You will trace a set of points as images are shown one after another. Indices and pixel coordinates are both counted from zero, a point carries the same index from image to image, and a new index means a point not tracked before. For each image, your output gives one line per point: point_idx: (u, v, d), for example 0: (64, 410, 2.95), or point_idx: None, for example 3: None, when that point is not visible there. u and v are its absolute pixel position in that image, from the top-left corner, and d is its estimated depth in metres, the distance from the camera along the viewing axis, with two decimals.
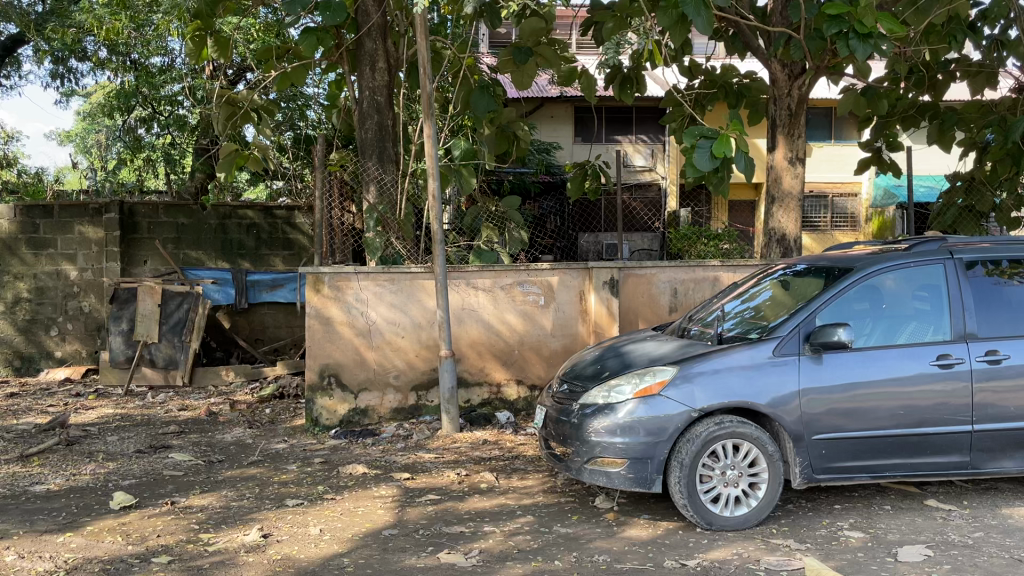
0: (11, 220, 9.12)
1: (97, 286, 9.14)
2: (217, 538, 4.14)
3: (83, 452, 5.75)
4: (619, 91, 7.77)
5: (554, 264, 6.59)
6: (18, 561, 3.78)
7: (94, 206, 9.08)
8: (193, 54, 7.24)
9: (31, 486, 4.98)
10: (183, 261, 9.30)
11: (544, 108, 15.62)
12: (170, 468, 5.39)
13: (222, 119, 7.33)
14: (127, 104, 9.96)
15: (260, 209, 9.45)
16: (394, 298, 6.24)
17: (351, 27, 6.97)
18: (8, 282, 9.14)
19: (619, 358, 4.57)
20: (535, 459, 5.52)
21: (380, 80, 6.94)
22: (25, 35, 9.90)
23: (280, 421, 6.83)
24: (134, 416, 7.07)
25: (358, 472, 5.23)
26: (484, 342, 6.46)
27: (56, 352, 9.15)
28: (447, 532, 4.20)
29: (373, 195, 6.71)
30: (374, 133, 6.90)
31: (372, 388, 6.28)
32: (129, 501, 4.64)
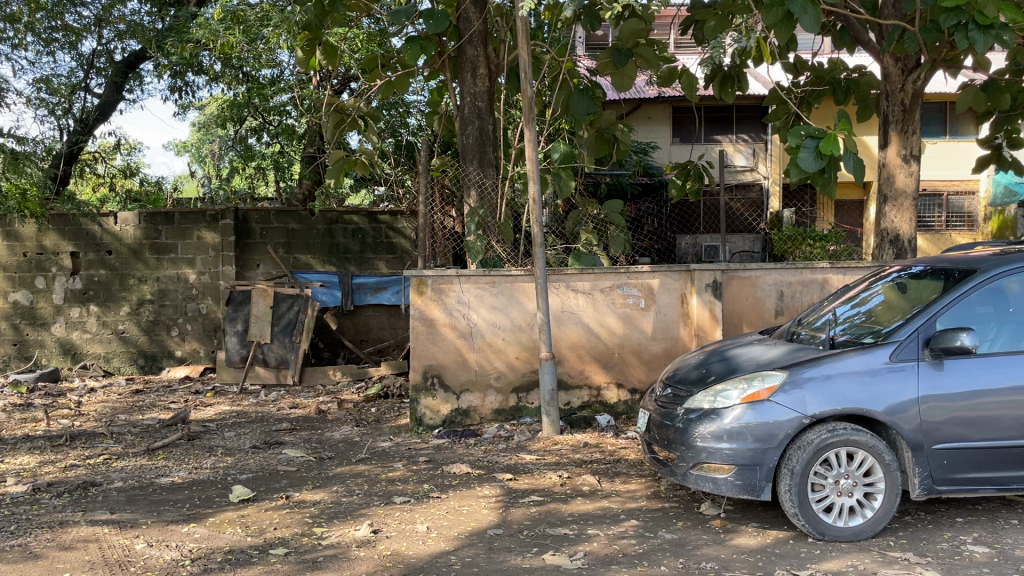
0: (136, 226, 9.63)
1: (213, 289, 9.60)
2: (330, 532, 4.29)
3: (204, 447, 6.05)
4: (719, 90, 7.60)
5: (655, 267, 6.53)
6: (148, 549, 4.00)
7: (212, 213, 9.55)
8: (303, 63, 7.53)
9: (158, 478, 5.27)
10: (293, 265, 9.64)
11: (641, 108, 15.46)
12: (285, 463, 5.61)
13: (331, 125, 7.59)
14: (239, 114, 10.42)
15: (365, 214, 9.67)
16: (495, 300, 6.31)
17: (453, 34, 7.06)
18: (133, 286, 9.66)
19: (726, 362, 4.48)
20: (639, 463, 5.48)
21: (482, 86, 7.02)
22: (146, 51, 10.51)
23: (385, 420, 7.00)
24: (248, 413, 7.39)
25: (462, 472, 5.31)
26: (584, 345, 6.45)
27: (177, 351, 9.66)
28: (552, 533, 4.22)
29: (474, 199, 6.81)
30: (475, 138, 7.00)
31: (474, 388, 6.37)
32: (248, 494, 4.86)
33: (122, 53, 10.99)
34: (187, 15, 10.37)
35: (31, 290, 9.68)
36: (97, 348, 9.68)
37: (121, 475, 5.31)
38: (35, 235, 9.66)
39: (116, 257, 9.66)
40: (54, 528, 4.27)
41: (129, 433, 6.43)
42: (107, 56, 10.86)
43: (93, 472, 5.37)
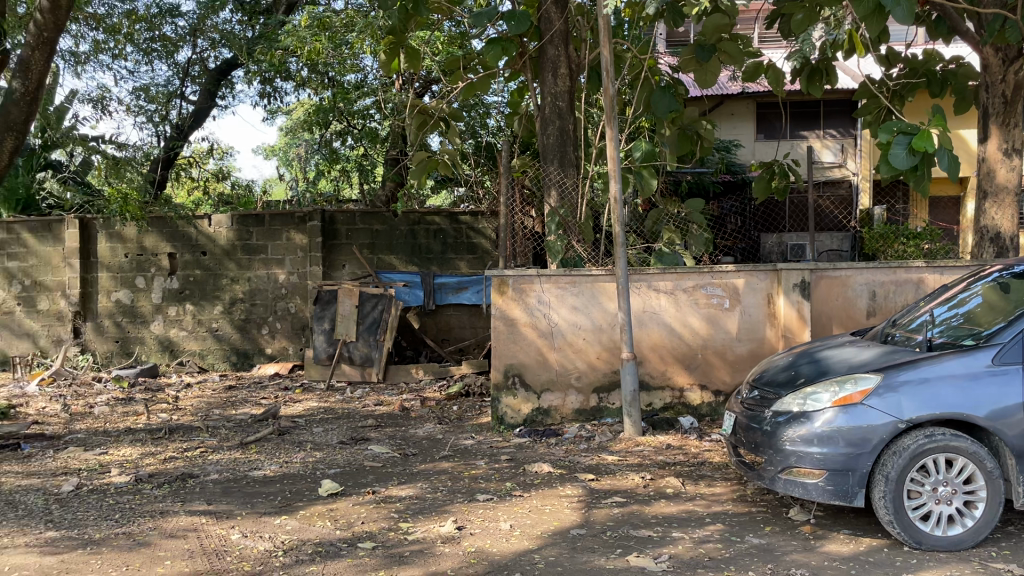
0: (229, 228, 9.99)
1: (301, 289, 9.90)
2: (416, 528, 4.36)
3: (293, 442, 6.24)
4: (806, 83, 7.41)
5: (739, 267, 6.41)
6: (243, 540, 4.15)
7: (299, 215, 9.83)
8: (386, 67, 7.65)
9: (251, 471, 5.46)
10: (377, 266, 9.83)
11: (724, 105, 15.22)
12: (371, 459, 5.73)
13: (414, 127, 7.76)
14: (324, 119, 10.71)
15: (446, 215, 9.79)
16: (576, 300, 6.30)
17: (534, 35, 7.04)
18: (226, 286, 10.02)
19: (816, 364, 4.37)
20: (723, 466, 5.39)
21: (563, 86, 6.96)
22: (238, 59, 10.94)
23: (467, 418, 7.08)
24: (336, 409, 7.59)
25: (544, 471, 5.32)
26: (667, 345, 6.39)
27: (267, 348, 10.00)
28: (636, 535, 4.20)
29: (554, 199, 6.80)
30: (556, 138, 6.95)
31: (555, 388, 6.37)
32: (337, 489, 4.99)
33: (215, 61, 11.41)
34: (275, 23, 10.67)
35: (131, 288, 10.13)
36: (192, 345, 10.07)
37: (216, 467, 5.52)
38: (136, 235, 10.11)
39: (210, 257, 10.04)
40: (155, 517, 4.48)
41: (223, 428, 6.68)
42: (200, 64, 11.32)
43: (191, 464, 5.60)
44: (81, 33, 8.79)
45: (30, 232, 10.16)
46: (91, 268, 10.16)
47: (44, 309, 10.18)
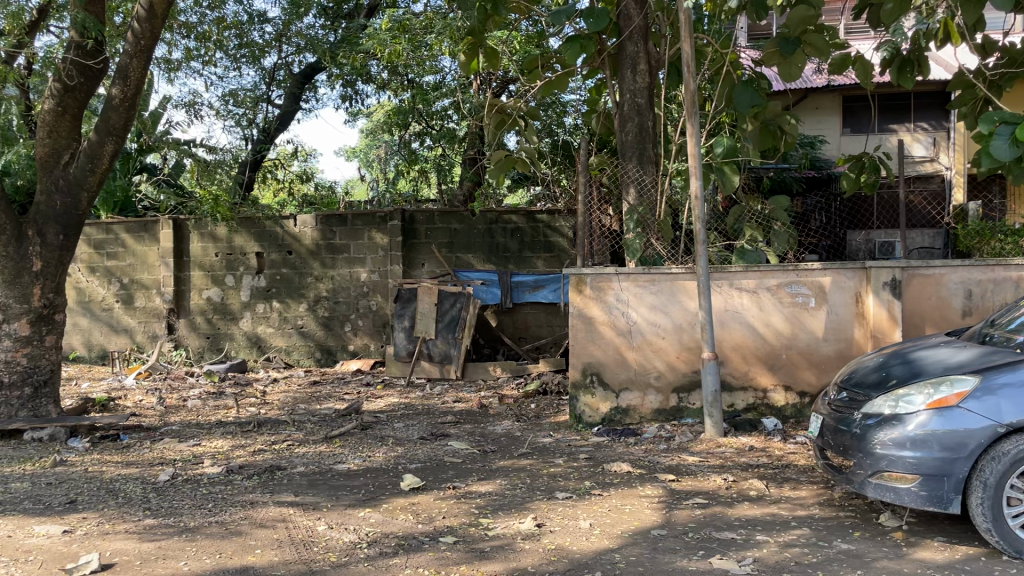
0: (313, 228, 10.25)
1: (382, 287, 10.09)
2: (496, 524, 4.39)
3: (376, 437, 6.37)
4: (896, 75, 7.10)
5: (826, 264, 6.23)
6: (329, 531, 4.26)
7: (381, 215, 10.03)
8: (465, 67, 7.70)
9: (336, 464, 5.60)
10: (456, 264, 9.92)
11: (808, 99, 14.78)
12: (451, 455, 5.81)
13: (493, 126, 7.81)
14: (404, 121, 10.91)
15: (524, 214, 9.81)
16: (655, 299, 6.22)
17: (613, 32, 7.00)
18: (310, 284, 10.30)
19: (909, 365, 4.21)
20: (809, 469, 5.25)
21: (642, 82, 6.90)
22: (322, 63, 11.25)
23: (546, 415, 7.10)
24: (416, 405, 7.71)
25: (623, 471, 5.29)
26: (749, 346, 6.26)
27: (350, 345, 10.23)
28: (719, 537, 4.13)
29: (633, 196, 6.73)
30: (635, 135, 6.89)
31: (634, 387, 6.32)
32: (418, 483, 5.07)
33: (300, 66, 11.80)
34: (357, 26, 10.89)
35: (221, 286, 10.49)
36: (279, 342, 10.38)
37: (303, 460, 5.68)
38: (226, 235, 10.48)
39: (296, 256, 10.32)
40: (247, 507, 4.63)
41: (309, 422, 6.87)
42: (285, 69, 11.71)
43: (279, 457, 5.77)
44: (174, 41, 9.15)
45: (128, 233, 10.65)
46: (184, 267, 10.57)
47: (140, 306, 10.65)
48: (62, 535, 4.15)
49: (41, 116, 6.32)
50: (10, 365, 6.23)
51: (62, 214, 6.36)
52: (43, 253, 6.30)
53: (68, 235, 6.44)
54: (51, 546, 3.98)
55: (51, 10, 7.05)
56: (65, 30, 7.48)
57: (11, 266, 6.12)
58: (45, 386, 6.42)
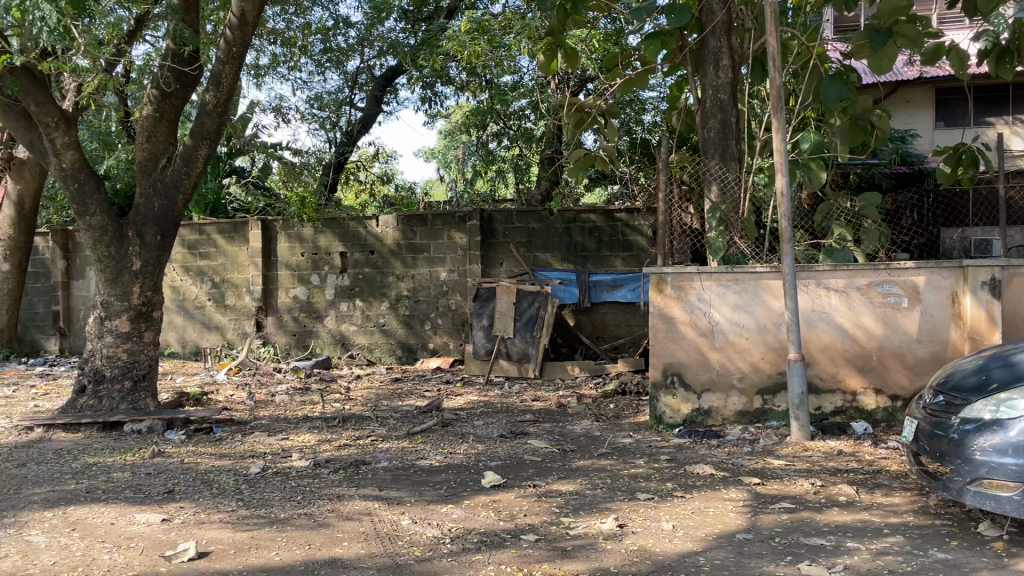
0: (395, 228, 10.43)
1: (462, 286, 10.21)
2: (577, 523, 4.39)
3: (456, 434, 6.44)
4: (994, 66, 6.79)
5: (920, 263, 6.00)
6: (413, 525, 4.34)
7: (460, 215, 10.14)
8: (544, 68, 7.70)
9: (418, 460, 5.69)
10: (533, 263, 9.95)
11: (899, 92, 14.31)
12: (530, 453, 5.83)
13: (572, 125, 7.79)
14: (482, 121, 11.00)
15: (602, 212, 9.75)
16: (738, 298, 6.10)
17: (695, 27, 6.87)
18: (392, 283, 10.48)
19: (1011, 368, 4.02)
20: (902, 475, 5.07)
21: (725, 78, 6.74)
22: (402, 66, 11.44)
23: (625, 415, 7.06)
24: (495, 403, 7.78)
25: (705, 473, 5.21)
26: (838, 347, 6.09)
27: (430, 343, 10.38)
28: (808, 543, 4.03)
29: (715, 194, 6.63)
30: (717, 131, 6.76)
31: (716, 388, 6.21)
32: (499, 480, 5.11)
33: (381, 69, 12.08)
34: (437, 29, 11.04)
35: (307, 286, 10.77)
36: (361, 340, 10.59)
37: (386, 455, 5.79)
38: (312, 235, 10.74)
39: (378, 256, 10.52)
40: (334, 500, 4.75)
41: (392, 418, 7.01)
42: (367, 72, 12.00)
43: (363, 451, 5.90)
44: (262, 47, 9.45)
45: (219, 234, 11.04)
46: (271, 266, 10.88)
47: (229, 304, 11.04)
48: (161, 523, 4.33)
49: (141, 122, 6.61)
50: (112, 360, 6.56)
51: (160, 215, 6.64)
52: (142, 253, 6.58)
53: (165, 236, 6.71)
54: (151, 534, 4.16)
55: (149, 21, 7.38)
56: (161, 40, 7.81)
57: (112, 266, 6.47)
58: (144, 380, 6.71)
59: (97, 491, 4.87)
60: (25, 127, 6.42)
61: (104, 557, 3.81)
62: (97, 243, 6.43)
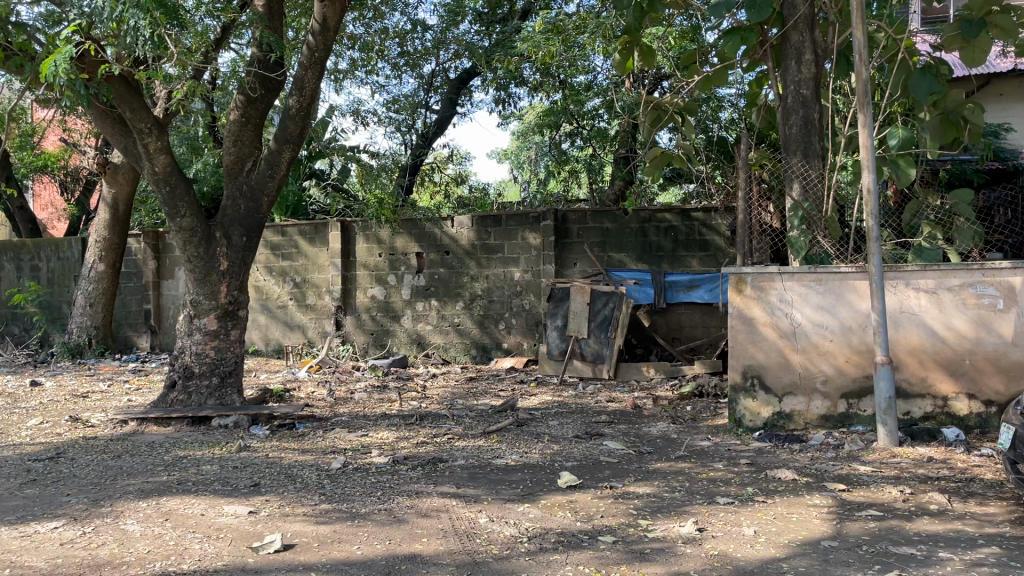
0: (470, 229, 10.53)
1: (535, 286, 10.24)
2: (656, 526, 4.34)
3: (532, 433, 6.46)
4: None
5: (1017, 263, 5.73)
6: (491, 524, 4.36)
7: (534, 215, 10.18)
8: (620, 67, 7.63)
9: (494, 459, 5.72)
10: (607, 263, 9.90)
11: (991, 85, 13.69)
12: (607, 454, 5.80)
13: (648, 124, 7.70)
14: (556, 121, 11.03)
15: (678, 211, 9.63)
16: (821, 299, 5.94)
17: (776, 22, 6.70)
18: (466, 283, 10.58)
19: None
20: (998, 484, 4.85)
21: (807, 73, 6.54)
22: (477, 67, 11.54)
23: (703, 418, 6.95)
24: (570, 404, 7.77)
25: (788, 478, 5.09)
26: (928, 350, 5.86)
27: (504, 343, 10.43)
28: (897, 552, 3.89)
29: (797, 193, 6.47)
30: (800, 128, 6.55)
31: (798, 392, 6.06)
32: (575, 481, 5.09)
33: (456, 71, 12.23)
34: (511, 30, 11.11)
35: (384, 286, 10.95)
36: (437, 339, 10.72)
37: (463, 454, 5.83)
38: (389, 237, 10.92)
39: (453, 256, 10.63)
40: (412, 497, 4.82)
41: (468, 417, 7.07)
42: (443, 75, 12.17)
43: (440, 449, 5.96)
44: (340, 52, 9.67)
45: (301, 235, 11.32)
46: (350, 267, 11.10)
47: (309, 304, 11.31)
48: (248, 515, 4.46)
49: (228, 127, 6.83)
50: (201, 356, 6.80)
51: (245, 217, 6.87)
52: (229, 253, 6.80)
53: (250, 237, 6.94)
54: (239, 525, 4.29)
55: (235, 29, 7.63)
56: (245, 47, 8.08)
57: (201, 266, 6.71)
58: (230, 377, 6.93)
59: (187, 483, 5.06)
60: (120, 132, 6.69)
61: (196, 547, 3.96)
62: (187, 244, 6.67)
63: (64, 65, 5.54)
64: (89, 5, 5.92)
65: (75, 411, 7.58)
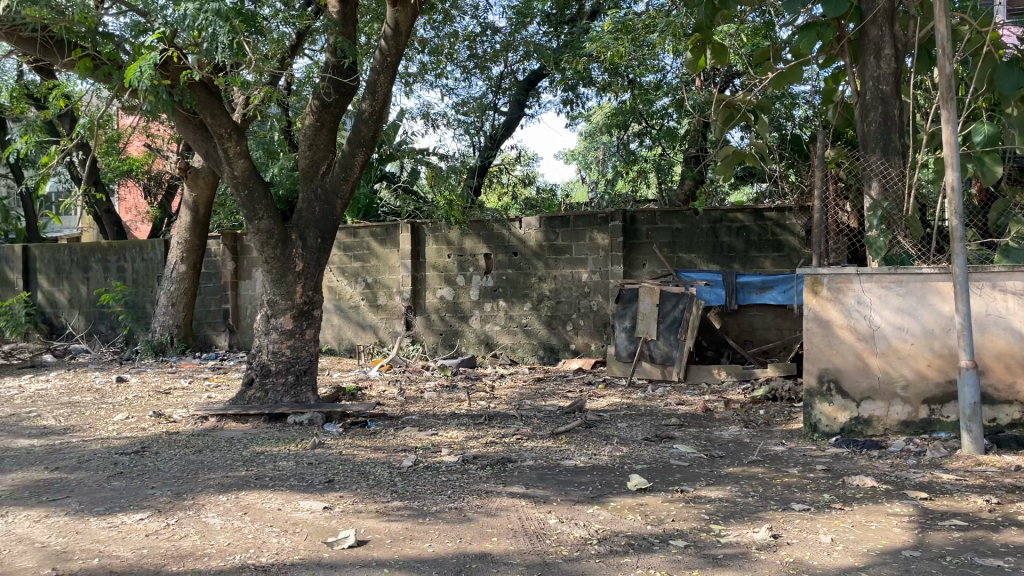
0: (538, 230, 10.55)
1: (603, 287, 10.20)
2: (729, 531, 4.27)
3: (601, 435, 6.43)
4: None
5: None
6: (560, 525, 4.35)
7: (602, 215, 10.17)
8: (692, 65, 7.53)
9: (563, 460, 5.71)
10: (677, 265, 9.80)
11: None
12: (677, 458, 5.73)
13: (720, 122, 7.59)
14: (625, 121, 10.97)
15: (751, 211, 9.45)
16: (902, 302, 5.75)
17: (855, 16, 6.53)
18: (535, 284, 10.60)
19: None
20: None
21: (887, 68, 6.34)
22: (546, 69, 11.56)
23: (776, 423, 6.81)
24: (639, 406, 7.71)
25: (867, 485, 4.94)
26: (1016, 355, 5.60)
27: (572, 343, 10.41)
28: (983, 564, 3.74)
29: (875, 191, 6.30)
30: (879, 125, 6.36)
31: (877, 397, 5.88)
32: (645, 484, 5.05)
33: (524, 73, 12.27)
34: (580, 31, 11.09)
35: (453, 286, 11.06)
36: (505, 340, 10.77)
37: (532, 454, 5.85)
38: (458, 238, 11.02)
39: (521, 257, 10.67)
40: (481, 496, 4.85)
41: (536, 418, 7.08)
42: (511, 76, 12.22)
43: (509, 449, 5.98)
44: (411, 56, 9.79)
45: (372, 237, 11.51)
46: (420, 267, 11.24)
47: (380, 304, 11.49)
48: (323, 511, 4.56)
49: (303, 132, 6.99)
50: (278, 355, 6.98)
51: (320, 220, 7.01)
52: (304, 254, 6.96)
53: (325, 239, 7.08)
54: (314, 520, 4.39)
55: (309, 35, 7.82)
56: (319, 53, 8.27)
57: (278, 267, 6.89)
58: (305, 375, 7.10)
59: (265, 478, 5.21)
60: (202, 138, 6.91)
61: (274, 540, 4.06)
62: (265, 245, 6.87)
63: (149, 71, 5.76)
64: (172, 15, 6.14)
65: (159, 407, 7.88)
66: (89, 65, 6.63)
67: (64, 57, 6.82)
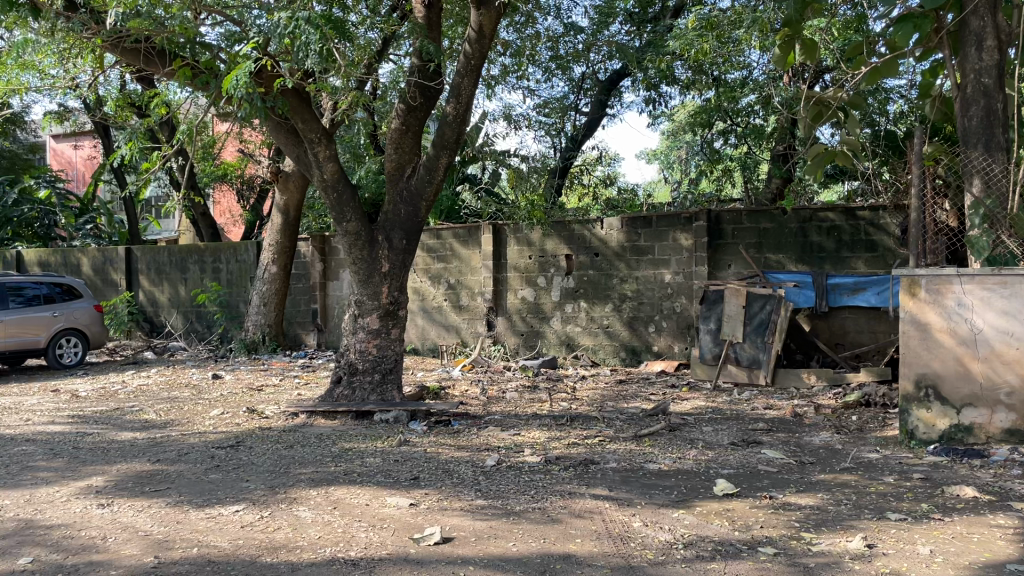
0: (619, 231, 10.48)
1: (687, 288, 10.06)
2: (820, 540, 4.15)
3: (685, 439, 6.34)
4: None
5: None
6: (645, 528, 4.31)
7: (685, 215, 10.03)
8: (780, 62, 7.36)
9: (647, 463, 5.65)
10: (765, 265, 9.59)
11: None
12: (765, 463, 5.60)
13: (810, 119, 7.40)
14: (708, 119, 10.81)
15: (842, 210, 9.17)
16: (1008, 304, 5.47)
17: (955, 6, 6.23)
18: (616, 285, 10.53)
19: None
20: None
21: (990, 60, 6.04)
22: (628, 69, 11.49)
23: (870, 429, 6.58)
24: (724, 409, 7.57)
25: (967, 495, 4.71)
26: None
27: (654, 345, 10.30)
28: None
29: (978, 188, 6.04)
30: (980, 119, 6.07)
31: (979, 404, 5.61)
32: (732, 489, 4.97)
33: (605, 73, 12.24)
34: (663, 29, 10.97)
35: (534, 286, 11.08)
36: (586, 341, 10.74)
37: (615, 456, 5.81)
38: (539, 239, 11.03)
39: (603, 258, 10.62)
40: (565, 497, 4.85)
41: (619, 420, 7.03)
42: (592, 77, 12.20)
43: (592, 451, 5.96)
44: (493, 59, 9.88)
45: (455, 238, 11.62)
46: (501, 269, 11.31)
47: (462, 305, 11.61)
48: (409, 508, 4.64)
49: (390, 135, 7.17)
50: (364, 354, 7.14)
51: (406, 221, 7.13)
52: (390, 256, 7.09)
53: (410, 240, 7.20)
54: (401, 516, 4.48)
55: (394, 39, 7.98)
56: (404, 57, 8.42)
57: (365, 268, 7.05)
58: (390, 374, 7.23)
59: (353, 474, 5.33)
60: (293, 142, 7.10)
61: (361, 535, 4.16)
62: (353, 247, 7.04)
63: (244, 79, 5.98)
64: (267, 25, 6.37)
65: (252, 403, 8.16)
66: (188, 74, 6.92)
67: (166, 66, 7.04)
